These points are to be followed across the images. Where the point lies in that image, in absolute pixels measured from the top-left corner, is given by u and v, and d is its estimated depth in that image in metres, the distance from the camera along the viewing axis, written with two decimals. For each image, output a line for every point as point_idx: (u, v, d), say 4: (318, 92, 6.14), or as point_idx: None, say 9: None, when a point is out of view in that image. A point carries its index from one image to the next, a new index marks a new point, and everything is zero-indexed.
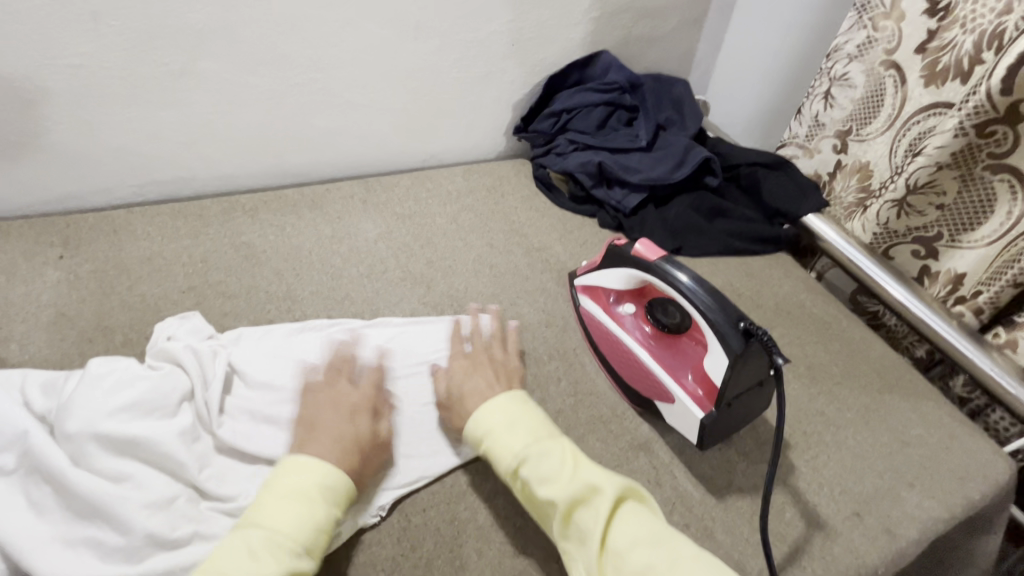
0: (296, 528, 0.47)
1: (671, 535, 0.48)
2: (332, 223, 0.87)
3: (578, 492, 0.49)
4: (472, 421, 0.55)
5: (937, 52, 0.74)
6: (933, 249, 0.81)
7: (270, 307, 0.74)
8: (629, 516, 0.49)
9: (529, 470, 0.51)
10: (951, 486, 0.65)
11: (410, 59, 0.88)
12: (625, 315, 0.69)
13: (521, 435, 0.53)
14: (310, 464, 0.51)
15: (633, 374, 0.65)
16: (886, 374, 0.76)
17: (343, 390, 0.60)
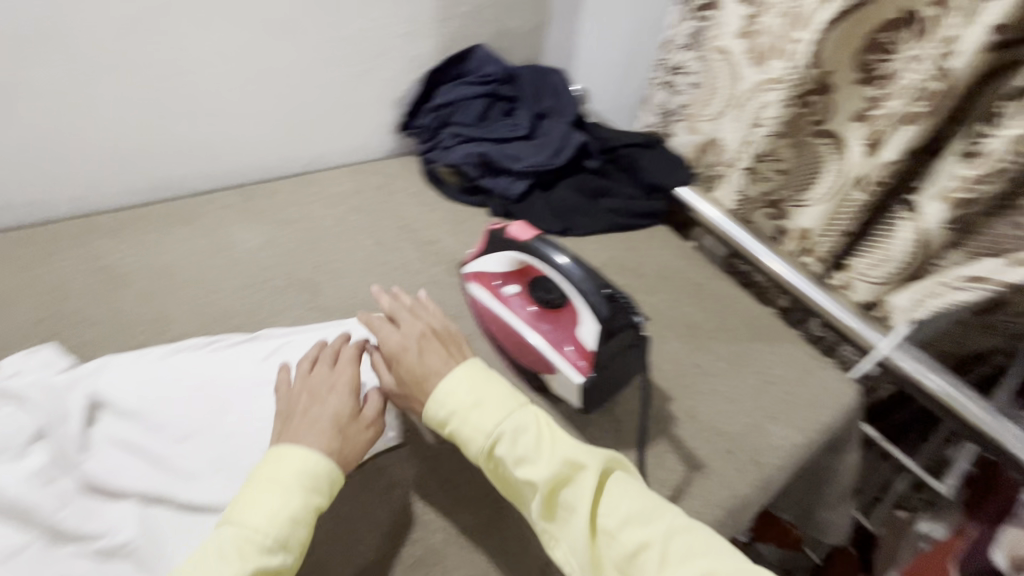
0: (269, 520, 0.46)
1: (658, 508, 0.50)
2: (206, 235, 0.83)
3: (560, 471, 0.50)
4: (436, 400, 0.54)
5: (759, 33, 0.82)
6: (782, 210, 0.89)
7: (138, 331, 0.70)
8: (613, 489, 0.50)
9: (502, 449, 0.51)
10: (807, 414, 0.73)
11: (276, 60, 0.85)
12: (512, 296, 0.72)
13: (493, 412, 0.52)
14: (292, 454, 0.50)
15: (522, 351, 0.69)
16: (752, 325, 0.84)
17: (321, 375, 0.59)
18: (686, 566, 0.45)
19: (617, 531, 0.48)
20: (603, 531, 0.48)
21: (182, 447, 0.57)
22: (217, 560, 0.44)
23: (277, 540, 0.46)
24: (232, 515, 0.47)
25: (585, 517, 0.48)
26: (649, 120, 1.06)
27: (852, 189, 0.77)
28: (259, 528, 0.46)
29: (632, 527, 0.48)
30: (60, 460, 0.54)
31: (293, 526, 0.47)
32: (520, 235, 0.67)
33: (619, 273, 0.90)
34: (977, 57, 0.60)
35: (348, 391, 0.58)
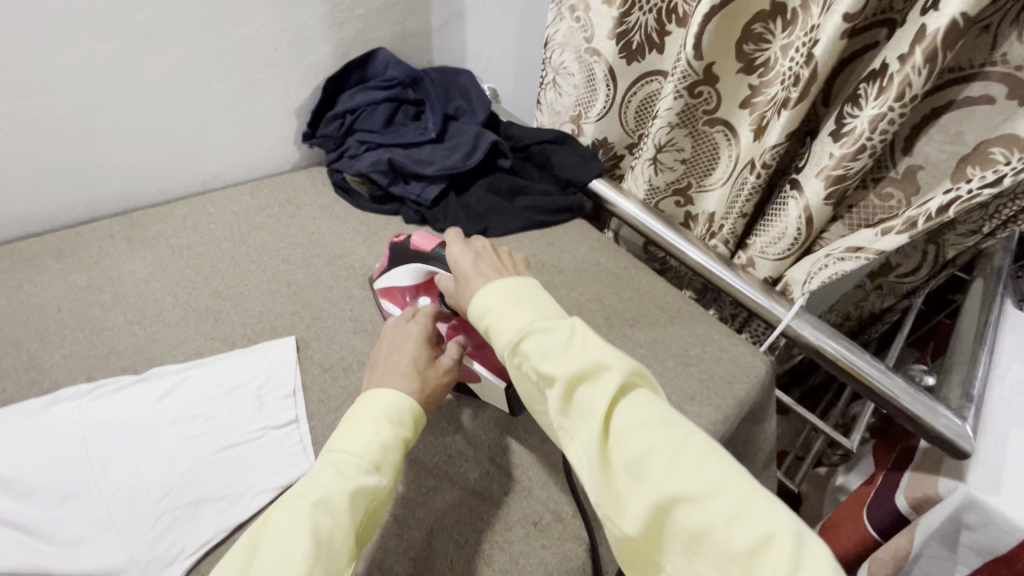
0: (366, 443, 0.49)
1: (682, 422, 0.44)
2: (85, 269, 0.75)
3: (581, 368, 0.46)
4: (479, 298, 0.55)
5: (626, 35, 0.86)
6: (688, 197, 0.96)
7: (8, 384, 0.63)
8: (635, 396, 0.46)
9: (530, 343, 0.49)
10: (723, 391, 0.77)
11: (150, 74, 0.78)
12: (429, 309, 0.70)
13: (527, 312, 0.51)
14: (383, 392, 0.53)
15: None
16: (669, 309, 0.87)
17: (406, 324, 0.63)
18: (694, 478, 0.40)
19: (627, 434, 0.44)
20: (615, 434, 0.44)
21: (59, 511, 0.52)
22: (319, 476, 0.46)
23: (373, 461, 0.48)
24: (333, 443, 0.50)
25: (598, 416, 0.44)
26: (544, 121, 1.07)
27: (748, 174, 0.81)
28: (360, 451, 0.48)
29: (644, 434, 0.43)
30: None
31: (386, 451, 0.50)
32: (423, 245, 0.67)
33: (539, 271, 0.91)
34: (834, 43, 0.63)
35: (427, 341, 0.61)
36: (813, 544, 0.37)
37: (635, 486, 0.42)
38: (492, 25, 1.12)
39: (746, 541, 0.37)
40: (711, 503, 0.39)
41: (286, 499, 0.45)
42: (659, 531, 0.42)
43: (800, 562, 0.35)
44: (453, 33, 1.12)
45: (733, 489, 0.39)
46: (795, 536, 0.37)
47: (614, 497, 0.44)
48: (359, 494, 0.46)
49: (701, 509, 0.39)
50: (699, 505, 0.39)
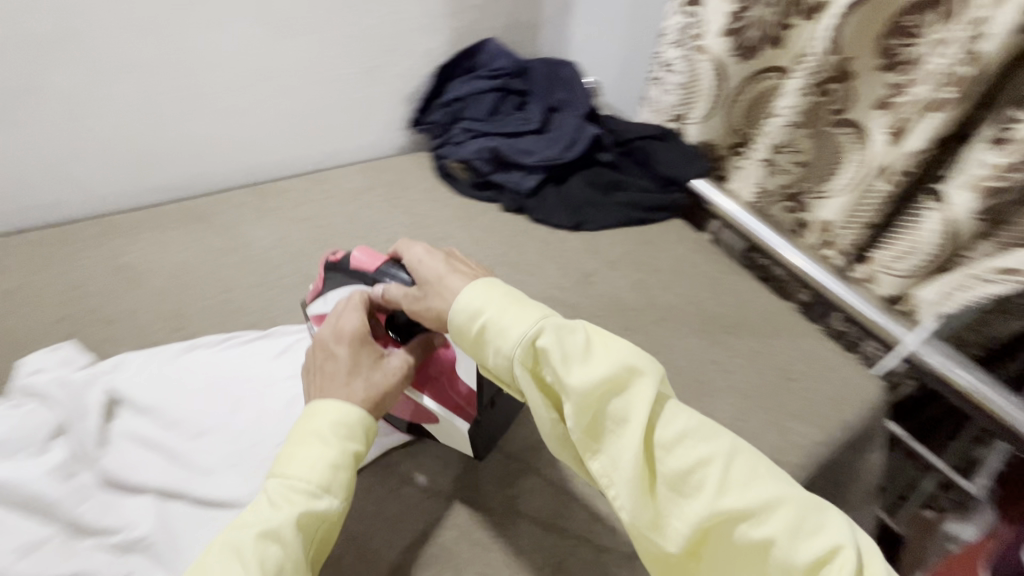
0: (308, 469, 0.45)
1: (717, 429, 0.43)
2: (221, 233, 0.83)
3: (615, 378, 0.43)
4: (467, 294, 0.48)
5: (742, 32, 0.82)
6: (803, 203, 0.88)
7: (155, 328, 0.71)
8: (668, 405, 0.43)
9: (547, 345, 0.44)
10: (830, 411, 0.71)
11: (289, 57, 0.85)
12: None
13: (535, 310, 0.46)
14: (324, 407, 0.48)
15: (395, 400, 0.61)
16: (771, 319, 0.83)
17: (337, 320, 0.54)
18: (747, 489, 0.40)
19: (672, 447, 0.42)
20: (655, 449, 0.42)
21: (197, 443, 0.57)
22: (263, 506, 0.43)
23: (320, 486, 0.45)
24: (276, 467, 0.46)
25: (640, 431, 0.41)
26: (647, 117, 1.04)
27: (874, 179, 0.75)
28: (302, 475, 0.44)
29: (688, 447, 0.41)
30: (78, 457, 0.54)
31: (335, 471, 0.46)
32: (366, 264, 0.59)
33: (634, 268, 0.89)
34: (1011, 39, 0.57)
35: (364, 338, 0.53)
36: (860, 543, 0.39)
37: (683, 501, 0.41)
38: (598, 23, 1.11)
39: (809, 551, 0.38)
40: (768, 519, 0.39)
41: (232, 528, 0.43)
42: (706, 542, 0.41)
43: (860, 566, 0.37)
44: (560, 26, 1.12)
45: (787, 500, 0.39)
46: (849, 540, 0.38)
47: (657, 513, 0.42)
48: (301, 523, 0.43)
49: (758, 523, 0.39)
50: (755, 521, 0.39)
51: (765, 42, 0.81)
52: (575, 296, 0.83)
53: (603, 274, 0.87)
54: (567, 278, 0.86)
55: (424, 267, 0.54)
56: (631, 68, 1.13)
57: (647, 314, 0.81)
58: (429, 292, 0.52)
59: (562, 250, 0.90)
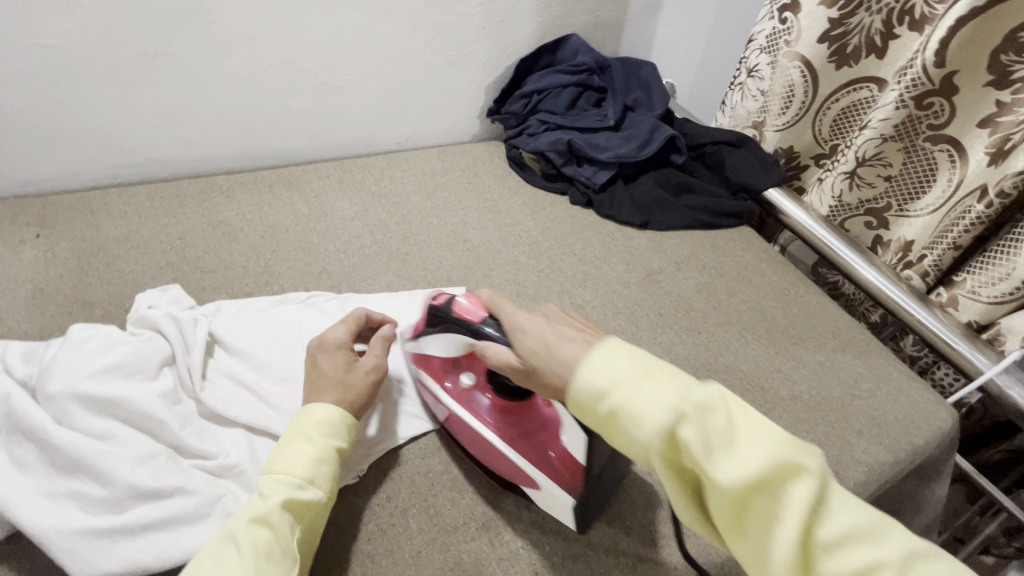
0: (295, 465, 0.47)
1: (889, 529, 0.35)
2: (308, 201, 0.89)
3: (768, 474, 0.34)
4: (587, 369, 0.41)
5: (841, 39, 0.81)
6: (884, 220, 0.86)
7: (247, 282, 0.76)
8: (831, 501, 0.35)
9: (685, 433, 0.37)
10: (897, 433, 0.69)
11: (382, 40, 0.89)
12: (461, 387, 0.59)
13: (668, 391, 0.38)
14: (306, 411, 0.52)
15: (491, 458, 0.56)
16: (840, 334, 0.81)
17: (326, 336, 0.59)
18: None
19: (836, 553, 0.33)
20: (815, 550, 0.34)
21: (283, 388, 0.62)
22: (253, 499, 0.45)
23: (305, 477, 0.47)
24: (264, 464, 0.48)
25: (796, 535, 0.33)
26: (725, 122, 1.04)
27: (974, 202, 0.73)
28: (289, 468, 0.47)
29: (855, 552, 0.33)
30: (184, 390, 0.58)
31: (318, 464, 0.48)
32: (463, 314, 0.54)
33: (700, 270, 0.88)
34: None
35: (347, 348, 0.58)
36: None
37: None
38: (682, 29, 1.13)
39: None
40: None
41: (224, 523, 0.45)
42: None
43: None
44: (644, 26, 1.13)
45: None
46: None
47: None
48: (287, 513, 0.45)
49: None
50: None
51: (865, 49, 0.81)
52: (639, 291, 0.84)
53: (668, 273, 0.87)
54: (632, 273, 0.87)
55: (524, 334, 0.49)
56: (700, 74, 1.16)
57: (711, 316, 0.81)
58: (538, 368, 0.47)
59: (629, 246, 0.91)
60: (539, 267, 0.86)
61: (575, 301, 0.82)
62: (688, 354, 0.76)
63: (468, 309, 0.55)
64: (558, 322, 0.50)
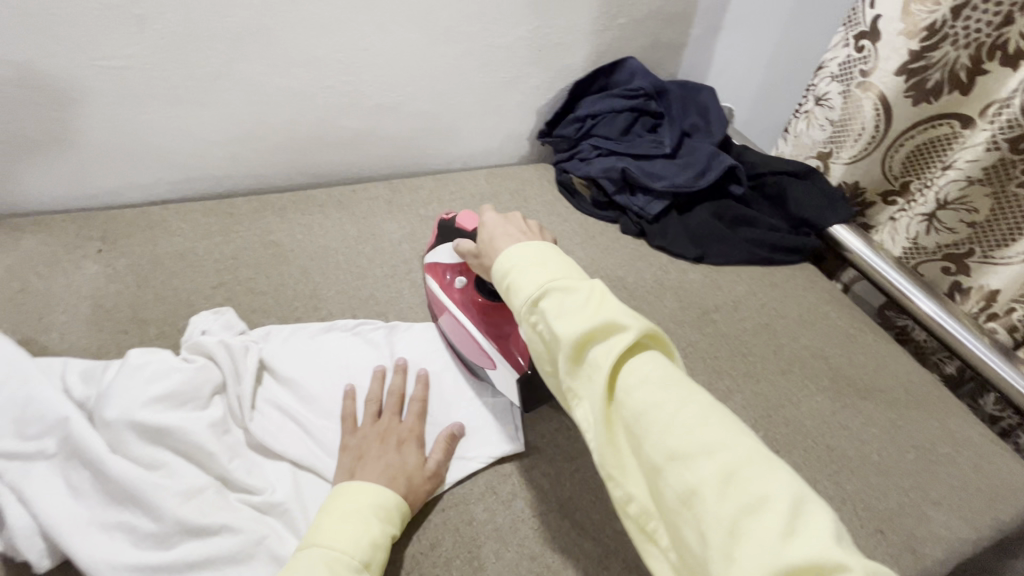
0: (356, 546, 0.47)
1: (686, 380, 0.40)
2: (358, 222, 0.88)
3: (592, 329, 0.41)
4: (502, 256, 0.49)
5: (922, 72, 0.74)
6: (964, 266, 0.79)
7: (297, 305, 0.76)
8: (645, 355, 0.41)
9: (546, 301, 0.44)
10: (980, 506, 0.63)
11: (438, 63, 0.88)
12: (455, 288, 0.68)
13: (551, 270, 0.46)
14: (367, 487, 0.51)
15: (466, 345, 0.66)
16: (913, 389, 0.75)
17: (390, 424, 0.59)
18: (692, 432, 0.36)
19: (632, 389, 0.39)
20: (619, 391, 0.40)
21: (329, 422, 0.61)
22: None
23: (363, 561, 0.47)
24: (316, 539, 0.47)
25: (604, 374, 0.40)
26: (786, 151, 0.98)
27: None
28: (347, 549, 0.46)
29: (650, 392, 0.39)
30: (234, 421, 0.58)
31: (375, 549, 0.48)
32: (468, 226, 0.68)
33: (758, 310, 0.84)
34: None
35: (417, 442, 0.58)
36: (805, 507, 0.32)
37: (638, 448, 0.39)
38: (743, 50, 1.09)
39: (738, 500, 0.33)
40: (707, 462, 0.35)
41: None
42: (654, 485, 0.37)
43: (791, 529, 0.31)
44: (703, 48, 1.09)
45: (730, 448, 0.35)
46: (791, 502, 0.32)
47: (620, 455, 0.40)
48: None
49: (695, 467, 0.35)
50: (691, 464, 0.35)
51: (949, 86, 0.73)
52: (693, 331, 0.80)
53: (724, 312, 0.83)
54: (686, 311, 0.83)
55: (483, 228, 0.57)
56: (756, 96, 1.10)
57: (770, 362, 0.77)
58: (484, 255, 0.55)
59: (683, 282, 0.87)
60: None
61: None
62: (746, 404, 0.72)
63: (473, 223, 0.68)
64: (518, 224, 0.55)
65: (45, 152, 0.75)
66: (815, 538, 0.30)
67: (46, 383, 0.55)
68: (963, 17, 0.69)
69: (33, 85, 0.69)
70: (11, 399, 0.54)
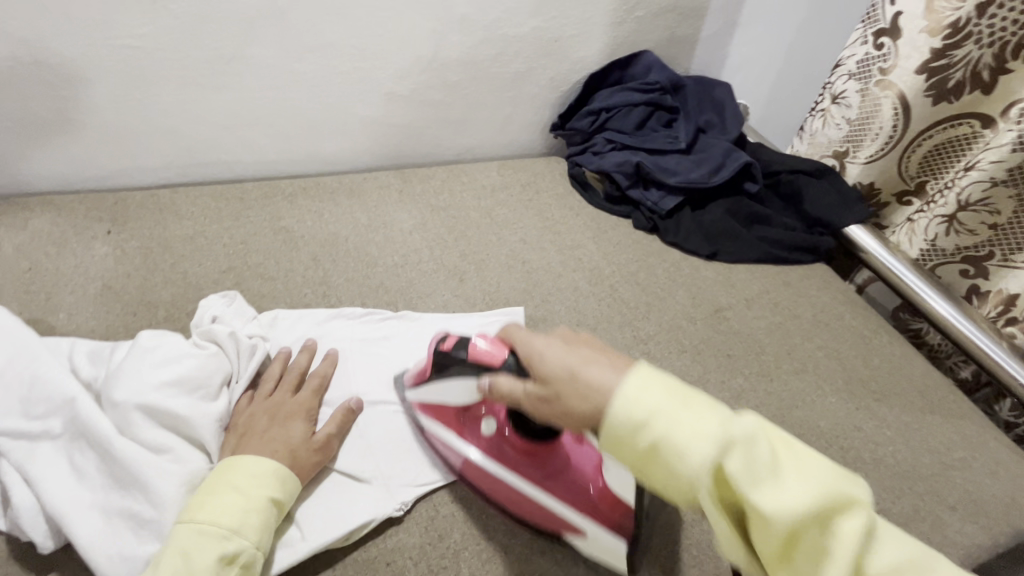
0: (225, 517, 0.45)
1: (916, 548, 0.35)
2: (368, 211, 0.87)
3: (819, 505, 0.34)
4: (620, 405, 0.37)
5: (943, 71, 0.73)
6: (983, 269, 0.78)
7: (305, 291, 0.75)
8: (873, 526, 0.35)
9: (732, 463, 0.34)
10: (996, 512, 0.62)
11: (452, 52, 0.87)
12: (484, 434, 0.55)
13: (711, 422, 0.35)
14: (236, 463, 0.49)
15: (525, 507, 0.53)
16: (928, 393, 0.74)
17: (280, 400, 0.57)
18: None
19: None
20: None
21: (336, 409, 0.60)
22: (176, 560, 0.42)
23: (235, 527, 0.45)
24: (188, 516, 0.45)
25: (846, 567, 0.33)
26: (800, 149, 0.97)
27: None
28: (214, 519, 0.44)
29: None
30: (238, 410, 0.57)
31: (248, 514, 0.46)
32: (488, 364, 0.49)
33: (771, 309, 0.83)
34: None
35: (305, 418, 0.56)
36: None
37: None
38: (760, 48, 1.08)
39: None
40: None
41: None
42: None
43: None
44: (720, 44, 1.08)
45: None
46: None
47: None
48: (214, 569, 0.43)
49: None
50: None
51: (971, 84, 0.72)
52: (706, 329, 0.79)
53: (737, 310, 0.82)
54: (698, 308, 0.82)
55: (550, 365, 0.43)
56: (772, 95, 1.10)
57: (783, 361, 0.76)
58: (569, 402, 0.41)
59: (695, 279, 0.86)
60: (599, 294, 0.82)
61: (638, 335, 0.77)
62: (759, 404, 0.71)
63: (494, 359, 0.48)
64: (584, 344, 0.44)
65: (56, 131, 0.74)
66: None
67: (52, 363, 0.54)
68: (988, 14, 0.67)
69: (45, 64, 0.68)
70: (19, 378, 0.54)
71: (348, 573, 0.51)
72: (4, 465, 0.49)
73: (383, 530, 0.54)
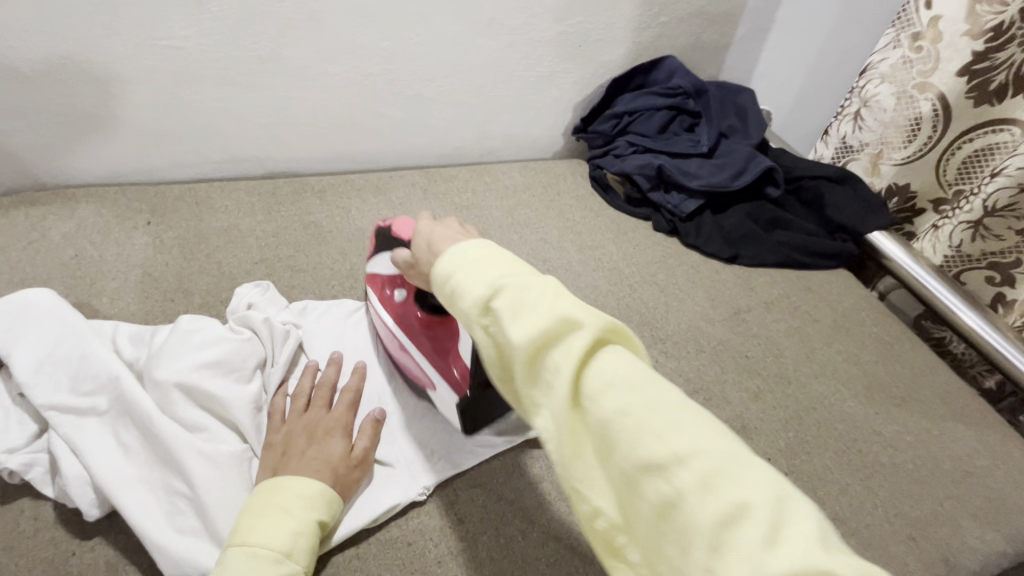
0: (276, 539, 0.45)
1: (655, 377, 0.32)
2: (394, 208, 0.90)
3: (549, 329, 0.33)
4: (443, 258, 0.39)
5: (985, 73, 0.73)
6: (1009, 276, 0.77)
7: (334, 283, 0.78)
8: (608, 356, 0.33)
9: (498, 300, 0.35)
10: (1019, 521, 0.61)
11: (479, 54, 0.89)
12: (394, 300, 0.65)
13: (494, 264, 0.37)
14: (282, 483, 0.49)
15: (405, 361, 0.63)
16: (950, 401, 0.73)
17: (317, 416, 0.57)
18: (667, 436, 0.29)
19: (597, 396, 0.32)
20: (583, 399, 0.32)
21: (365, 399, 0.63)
22: None
23: (287, 551, 0.45)
24: (235, 540, 0.45)
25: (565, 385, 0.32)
26: (828, 153, 0.97)
27: None
28: (267, 543, 0.44)
29: (617, 397, 0.31)
30: (268, 394, 0.59)
31: (297, 538, 0.46)
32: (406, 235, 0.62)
33: (791, 312, 0.83)
34: None
35: (342, 434, 0.55)
36: (791, 519, 0.26)
37: (610, 466, 0.32)
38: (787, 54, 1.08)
39: (723, 519, 0.26)
40: (684, 471, 0.28)
41: None
42: (630, 501, 0.31)
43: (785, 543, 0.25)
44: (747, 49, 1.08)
45: (705, 452, 0.28)
46: (775, 510, 0.26)
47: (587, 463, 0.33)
48: None
49: (670, 477, 0.28)
50: (667, 476, 0.28)
51: (1013, 88, 0.71)
52: (725, 331, 0.80)
53: (756, 313, 0.82)
54: (717, 310, 0.82)
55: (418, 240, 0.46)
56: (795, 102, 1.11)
57: (802, 364, 0.76)
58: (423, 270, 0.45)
59: (714, 281, 0.87)
60: (619, 293, 0.83)
61: (656, 334, 0.78)
62: (777, 405, 0.71)
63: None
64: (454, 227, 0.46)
65: (104, 125, 0.78)
66: (805, 545, 0.25)
67: (99, 343, 0.57)
68: None
69: (99, 63, 0.72)
70: (68, 355, 0.56)
71: (371, 552, 0.53)
72: (54, 437, 0.52)
73: (405, 513, 0.56)
